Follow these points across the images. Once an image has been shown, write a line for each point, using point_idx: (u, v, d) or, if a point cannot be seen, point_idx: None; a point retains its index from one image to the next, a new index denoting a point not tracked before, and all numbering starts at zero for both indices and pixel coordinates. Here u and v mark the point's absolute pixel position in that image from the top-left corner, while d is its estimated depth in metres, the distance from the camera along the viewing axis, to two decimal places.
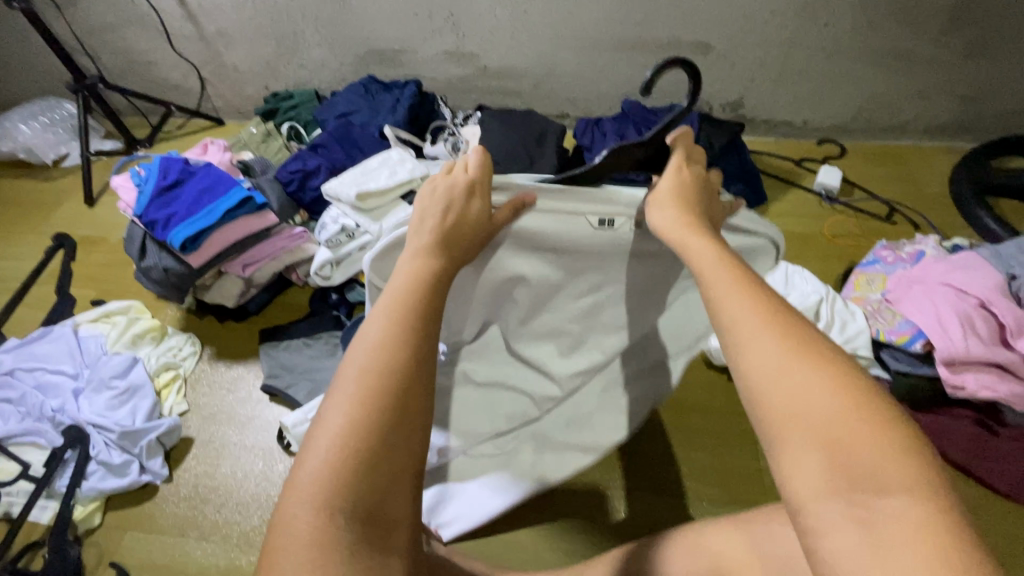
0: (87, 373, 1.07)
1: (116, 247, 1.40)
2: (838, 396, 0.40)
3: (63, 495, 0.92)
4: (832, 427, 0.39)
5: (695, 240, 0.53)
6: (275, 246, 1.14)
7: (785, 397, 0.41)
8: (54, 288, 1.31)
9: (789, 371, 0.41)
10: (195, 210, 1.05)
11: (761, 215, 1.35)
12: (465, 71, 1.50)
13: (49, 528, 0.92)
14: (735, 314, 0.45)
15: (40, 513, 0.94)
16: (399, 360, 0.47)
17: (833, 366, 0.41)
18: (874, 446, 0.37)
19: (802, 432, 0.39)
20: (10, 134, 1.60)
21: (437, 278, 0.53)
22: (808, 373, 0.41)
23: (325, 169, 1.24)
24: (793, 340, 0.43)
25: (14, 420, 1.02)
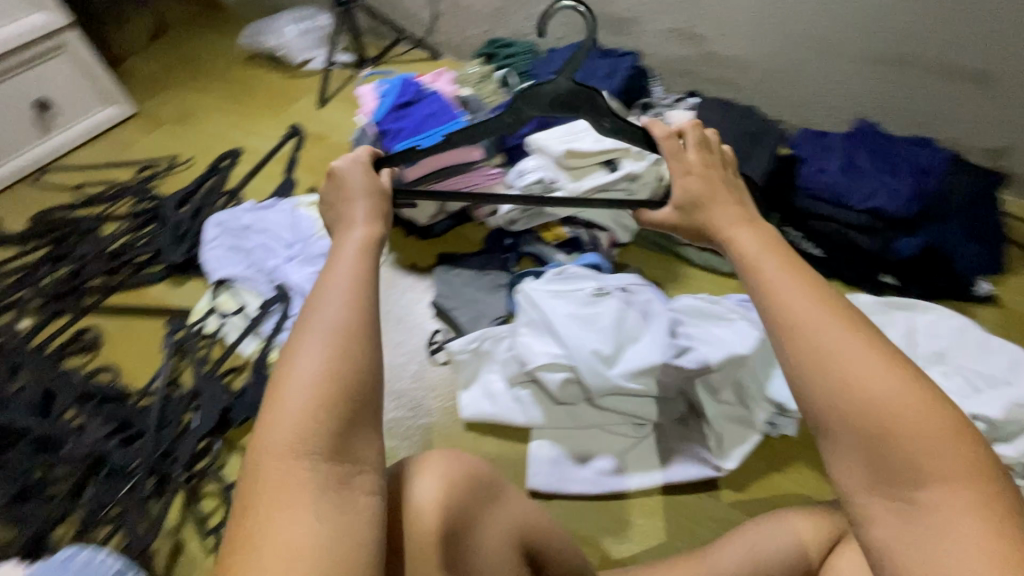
0: (300, 246, 1.26)
1: (333, 147, 1.59)
2: (903, 379, 0.43)
3: (268, 338, 1.11)
4: (881, 410, 0.42)
5: (744, 232, 0.56)
6: (473, 179, 1.22)
7: (831, 379, 0.44)
8: (283, 170, 1.53)
9: (856, 355, 0.44)
10: (419, 130, 1.15)
11: (991, 286, 1.16)
12: (687, 52, 1.44)
13: (251, 359, 1.10)
14: (785, 301, 0.48)
15: (246, 346, 1.12)
16: (360, 326, 0.52)
17: (881, 343, 0.45)
18: (927, 433, 0.41)
19: (850, 413, 0.43)
20: (275, 32, 1.87)
21: (369, 260, 0.58)
22: (868, 356, 0.44)
23: (534, 120, 1.28)
24: (847, 324, 0.46)
25: (241, 266, 1.23)
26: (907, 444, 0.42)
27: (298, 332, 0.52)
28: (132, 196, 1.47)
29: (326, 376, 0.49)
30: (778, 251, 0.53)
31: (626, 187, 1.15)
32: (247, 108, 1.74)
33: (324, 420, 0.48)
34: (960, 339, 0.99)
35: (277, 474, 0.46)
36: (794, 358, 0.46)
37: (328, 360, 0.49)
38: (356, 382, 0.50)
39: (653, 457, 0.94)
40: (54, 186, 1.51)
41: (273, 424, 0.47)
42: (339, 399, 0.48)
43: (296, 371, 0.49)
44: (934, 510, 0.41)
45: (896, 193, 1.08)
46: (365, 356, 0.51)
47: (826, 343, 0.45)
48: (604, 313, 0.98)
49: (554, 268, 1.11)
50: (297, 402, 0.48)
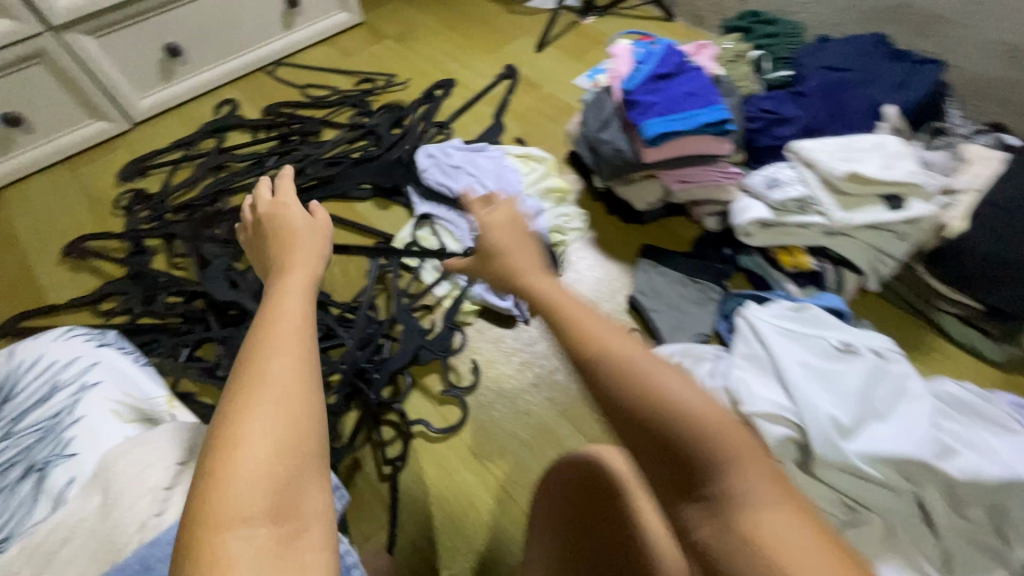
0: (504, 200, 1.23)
1: (545, 98, 1.51)
2: (795, 520, 0.39)
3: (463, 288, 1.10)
4: (698, 414, 0.44)
5: (594, 320, 0.53)
6: (710, 175, 1.08)
7: (641, 379, 0.46)
8: (493, 111, 1.49)
9: (633, 364, 0.47)
10: (675, 108, 1.03)
11: None
12: (1012, 74, 1.15)
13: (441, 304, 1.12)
14: (655, 427, 0.44)
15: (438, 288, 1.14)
16: (299, 374, 0.47)
17: (651, 353, 0.49)
18: None
19: (636, 398, 0.46)
20: None
21: (309, 306, 0.54)
22: (738, 490, 0.41)
23: (800, 123, 1.09)
24: (707, 435, 0.43)
25: (446, 206, 1.24)
26: (702, 446, 0.43)
27: (241, 387, 0.45)
28: (351, 107, 1.51)
29: (275, 439, 0.43)
30: (604, 325, 0.52)
31: (903, 231, 0.95)
32: (465, 37, 1.70)
33: (274, 477, 0.42)
34: None
35: (215, 548, 0.38)
36: (593, 368, 0.49)
37: (276, 426, 0.43)
38: (309, 441, 0.45)
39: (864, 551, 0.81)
40: (285, 81, 1.59)
41: (217, 484, 0.40)
42: (283, 453, 0.43)
43: (247, 432, 0.42)
44: (732, 502, 0.41)
45: None
46: (308, 406, 0.46)
47: (662, 385, 0.46)
48: (846, 372, 0.85)
49: (782, 299, 1.00)
50: (242, 471, 0.41)
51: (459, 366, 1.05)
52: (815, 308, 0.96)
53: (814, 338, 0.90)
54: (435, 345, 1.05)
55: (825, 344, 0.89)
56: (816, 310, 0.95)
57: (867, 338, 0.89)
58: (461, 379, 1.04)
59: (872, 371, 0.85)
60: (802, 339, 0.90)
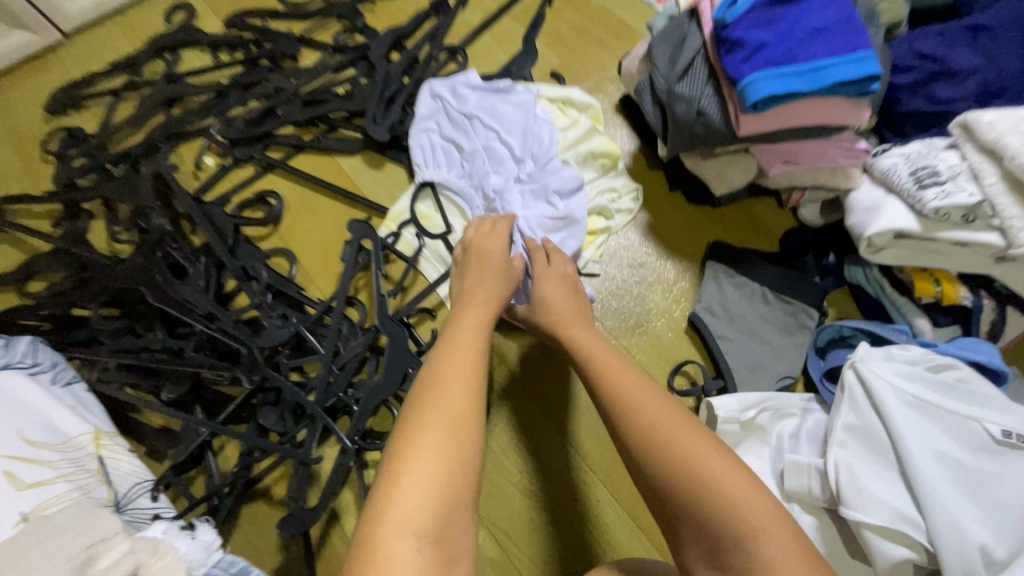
0: (533, 168, 0.91)
1: (592, 13, 1.12)
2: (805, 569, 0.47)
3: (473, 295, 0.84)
4: (743, 506, 0.51)
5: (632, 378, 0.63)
6: (826, 153, 0.77)
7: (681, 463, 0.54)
8: (522, 31, 1.12)
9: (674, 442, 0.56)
10: (800, 55, 0.68)
11: None
12: None
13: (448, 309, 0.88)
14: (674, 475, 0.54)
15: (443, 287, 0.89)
16: (458, 409, 0.57)
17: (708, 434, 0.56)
18: None
19: (669, 468, 0.54)
20: None
21: (474, 341, 0.66)
22: (763, 539, 0.49)
23: (977, 81, 0.74)
24: (733, 488, 0.52)
25: (456, 173, 0.93)
26: (732, 524, 0.50)
27: (416, 417, 0.56)
28: (336, 19, 1.15)
29: (437, 474, 0.52)
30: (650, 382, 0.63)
31: None
32: None
33: (440, 497, 0.51)
34: None
35: (392, 549, 0.47)
36: (636, 435, 0.58)
37: (439, 459, 0.53)
38: (461, 482, 0.53)
39: None
40: None
41: (397, 492, 0.50)
42: (443, 478, 0.52)
43: (422, 451, 0.53)
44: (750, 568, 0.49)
45: None
46: (463, 441, 0.55)
47: (706, 469, 0.53)
48: (1000, 477, 0.60)
49: (907, 341, 0.73)
50: (414, 486, 0.51)
51: None
52: (963, 369, 0.67)
53: (956, 417, 0.64)
54: None
55: (974, 431, 0.63)
56: (963, 369, 0.67)
57: None
58: None
59: None
60: (938, 416, 0.65)
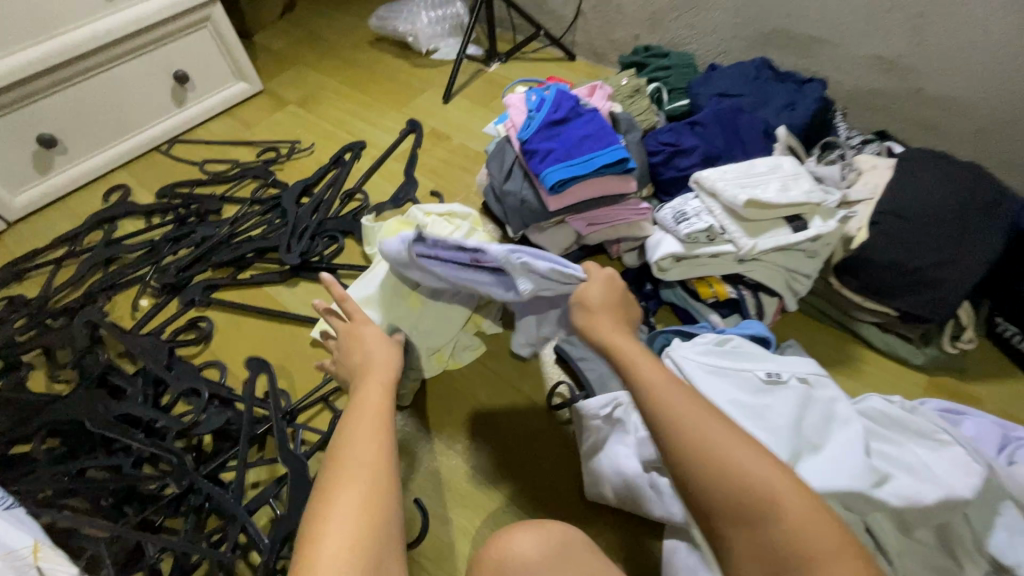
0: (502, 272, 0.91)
1: (455, 149, 1.49)
2: (773, 472, 0.52)
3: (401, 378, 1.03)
4: (715, 438, 0.56)
5: (629, 347, 0.68)
6: (620, 214, 1.07)
7: (701, 448, 0.55)
8: (403, 168, 1.45)
9: (711, 444, 0.55)
10: (574, 153, 1.02)
11: None
12: (886, 85, 1.20)
13: None
14: (673, 411, 0.59)
15: None
16: (375, 458, 0.59)
17: (723, 428, 0.57)
18: (801, 510, 0.50)
19: (662, 416, 0.59)
20: (407, 16, 1.79)
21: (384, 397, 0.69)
22: (740, 443, 0.55)
23: (699, 152, 1.09)
24: (712, 416, 0.58)
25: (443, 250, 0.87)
26: (710, 449, 0.55)
27: (333, 476, 0.57)
28: (253, 180, 1.44)
29: (352, 534, 0.52)
30: (640, 349, 0.68)
31: (807, 248, 0.97)
32: (371, 96, 1.67)
33: (369, 543, 0.52)
34: None
35: None
36: (652, 415, 0.60)
37: (360, 511, 0.54)
38: (380, 530, 0.54)
39: None
40: (181, 158, 1.51)
41: (321, 549, 0.51)
42: (361, 539, 0.52)
43: (330, 522, 0.53)
44: (727, 479, 0.53)
45: None
46: (380, 494, 0.56)
47: (679, 415, 0.58)
48: (774, 405, 0.82)
49: (708, 331, 0.98)
50: (332, 543, 0.52)
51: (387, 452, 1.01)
52: (735, 340, 0.93)
53: (737, 372, 0.87)
54: None
55: (748, 377, 0.86)
56: (737, 339, 0.93)
57: (788, 365, 0.87)
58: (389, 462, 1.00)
59: (801, 399, 0.82)
60: (727, 373, 0.87)
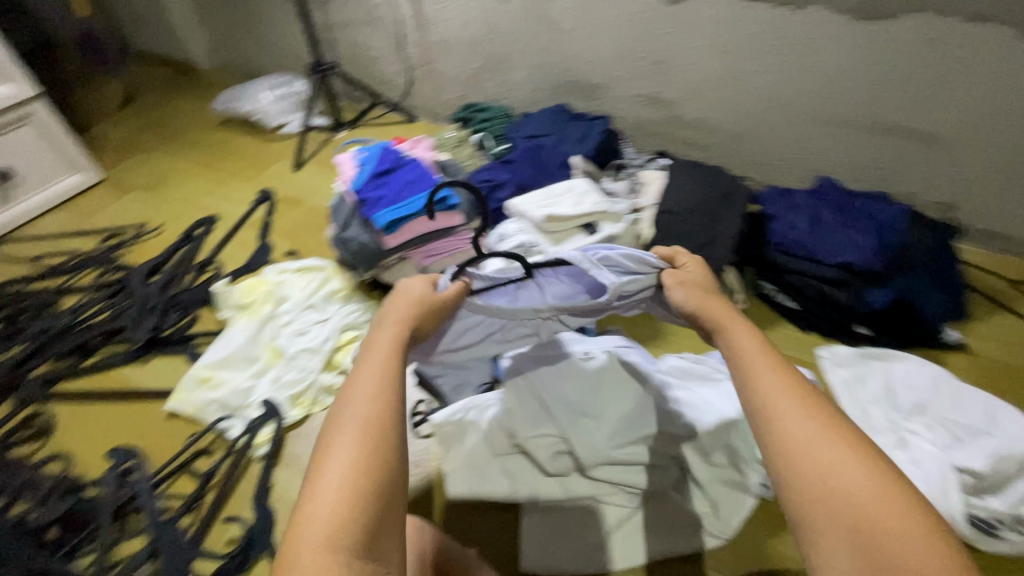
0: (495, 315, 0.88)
1: (309, 211, 1.58)
2: (870, 472, 0.46)
3: (270, 428, 1.07)
4: (795, 422, 0.50)
5: (740, 327, 0.61)
6: (455, 244, 1.20)
7: (777, 433, 0.50)
8: (258, 235, 1.50)
9: (808, 440, 0.49)
10: (400, 197, 1.16)
11: (960, 331, 1.19)
12: (655, 115, 1.50)
13: (234, 445, 1.06)
14: (762, 388, 0.53)
15: (230, 429, 1.08)
16: (378, 414, 0.52)
17: (831, 423, 0.50)
18: (899, 514, 0.43)
19: (754, 399, 0.53)
20: (251, 98, 1.89)
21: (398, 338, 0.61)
22: (832, 439, 0.49)
23: (512, 184, 1.29)
24: (802, 399, 0.52)
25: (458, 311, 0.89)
26: (791, 432, 0.50)
27: (332, 428, 0.51)
28: (94, 267, 1.41)
29: (350, 481, 0.47)
30: (746, 329, 0.61)
31: None
32: (222, 173, 1.72)
33: (363, 512, 0.46)
34: (933, 389, 1.03)
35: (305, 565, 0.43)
36: (748, 403, 0.54)
37: (364, 457, 0.49)
38: (385, 494, 0.48)
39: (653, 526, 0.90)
40: (10, 259, 1.45)
41: (315, 498, 0.46)
42: (365, 494, 0.47)
43: (332, 462, 0.48)
44: (801, 466, 0.48)
45: (860, 248, 1.13)
46: (393, 451, 0.50)
47: (763, 394, 0.53)
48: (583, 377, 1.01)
49: None
50: (325, 498, 0.46)
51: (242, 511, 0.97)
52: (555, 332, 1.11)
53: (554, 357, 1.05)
54: (220, 496, 0.99)
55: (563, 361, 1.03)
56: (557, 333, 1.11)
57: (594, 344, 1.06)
58: (247, 517, 0.96)
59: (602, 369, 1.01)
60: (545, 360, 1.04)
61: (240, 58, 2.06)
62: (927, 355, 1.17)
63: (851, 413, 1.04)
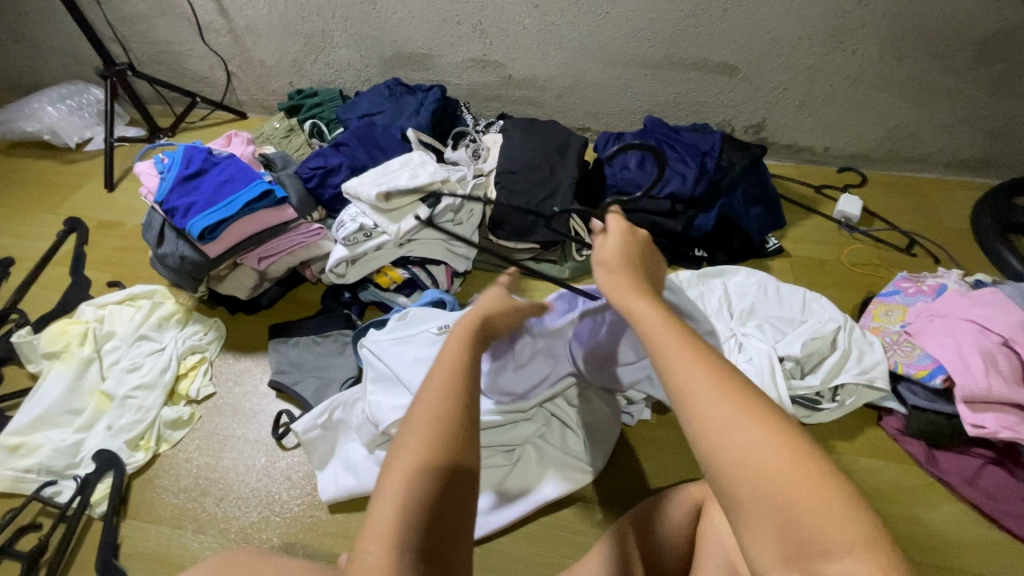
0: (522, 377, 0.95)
1: (131, 234, 1.40)
2: (785, 453, 0.44)
3: (105, 483, 0.94)
4: (710, 404, 0.48)
5: (643, 303, 0.59)
6: (292, 240, 1.14)
7: (696, 422, 0.48)
8: (69, 270, 1.31)
9: (732, 424, 0.47)
10: (215, 199, 1.04)
11: (778, 239, 1.33)
12: (489, 78, 1.50)
13: (65, 510, 0.92)
14: (680, 375, 0.51)
15: (60, 494, 0.94)
16: (450, 429, 0.56)
17: (761, 401, 0.49)
18: (808, 494, 0.43)
19: (674, 382, 0.51)
20: (37, 115, 1.62)
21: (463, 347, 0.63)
22: (749, 421, 0.46)
23: (345, 168, 1.23)
24: (716, 377, 0.50)
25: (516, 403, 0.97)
26: (706, 415, 0.48)
27: (398, 449, 0.56)
28: None
29: (402, 501, 0.52)
30: (648, 301, 0.59)
31: (450, 217, 1.16)
32: (12, 208, 1.47)
33: (415, 526, 0.52)
34: (761, 293, 1.14)
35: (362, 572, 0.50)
36: (672, 392, 0.51)
37: (406, 478, 0.53)
38: (425, 510, 0.52)
39: (527, 477, 0.92)
40: None
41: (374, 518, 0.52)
42: (416, 508, 0.52)
43: (389, 487, 0.54)
44: (719, 454, 0.46)
45: (684, 178, 1.21)
46: (453, 456, 0.55)
47: (678, 377, 0.51)
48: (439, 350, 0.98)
49: (397, 313, 1.09)
50: (380, 517, 0.52)
51: None
52: (409, 310, 1.06)
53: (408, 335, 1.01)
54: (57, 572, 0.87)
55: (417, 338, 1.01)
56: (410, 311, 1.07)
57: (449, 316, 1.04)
58: None
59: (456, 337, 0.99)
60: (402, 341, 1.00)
61: (14, 70, 1.75)
62: (755, 266, 1.30)
63: None
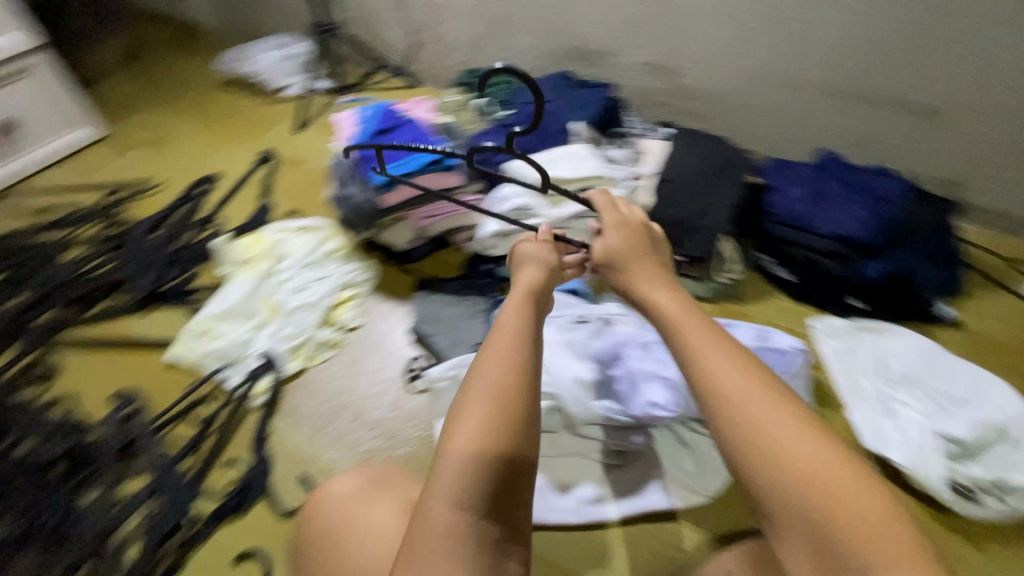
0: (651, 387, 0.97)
1: (310, 173, 1.58)
2: (821, 456, 0.51)
3: (267, 380, 1.10)
4: (754, 406, 0.54)
5: (665, 300, 0.70)
6: (451, 205, 1.21)
7: (739, 420, 0.54)
8: (259, 194, 1.51)
9: (769, 421, 0.53)
10: (398, 157, 1.16)
11: (951, 307, 1.20)
12: (659, 84, 1.49)
13: (232, 394, 1.08)
14: (721, 375, 0.57)
15: (230, 378, 1.11)
16: (505, 394, 0.60)
17: (800, 415, 0.54)
18: (840, 493, 0.49)
19: (717, 382, 0.57)
20: (253, 58, 1.88)
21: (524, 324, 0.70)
22: (787, 422, 0.53)
23: (512, 148, 1.29)
24: (761, 383, 0.56)
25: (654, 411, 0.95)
26: (750, 416, 0.54)
27: (452, 421, 0.59)
28: (95, 222, 1.42)
29: (461, 465, 0.55)
30: (692, 308, 0.67)
31: None
32: (222, 133, 1.72)
33: (478, 492, 0.55)
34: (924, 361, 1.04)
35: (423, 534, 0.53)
36: (715, 397, 0.57)
37: (470, 442, 0.57)
38: (488, 477, 0.55)
39: (636, 480, 0.93)
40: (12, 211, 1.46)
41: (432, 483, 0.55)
42: (478, 472, 0.55)
43: (449, 452, 0.56)
44: (760, 450, 0.52)
45: (857, 220, 1.12)
46: (515, 427, 0.59)
47: (722, 379, 0.57)
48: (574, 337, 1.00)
49: None
50: (438, 485, 0.55)
51: (239, 456, 1.01)
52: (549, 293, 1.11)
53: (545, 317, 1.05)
54: (218, 443, 1.02)
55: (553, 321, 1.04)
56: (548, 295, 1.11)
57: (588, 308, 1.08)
58: (244, 462, 1.00)
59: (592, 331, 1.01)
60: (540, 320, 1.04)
61: (242, 18, 2.03)
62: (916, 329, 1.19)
63: (840, 382, 1.05)
